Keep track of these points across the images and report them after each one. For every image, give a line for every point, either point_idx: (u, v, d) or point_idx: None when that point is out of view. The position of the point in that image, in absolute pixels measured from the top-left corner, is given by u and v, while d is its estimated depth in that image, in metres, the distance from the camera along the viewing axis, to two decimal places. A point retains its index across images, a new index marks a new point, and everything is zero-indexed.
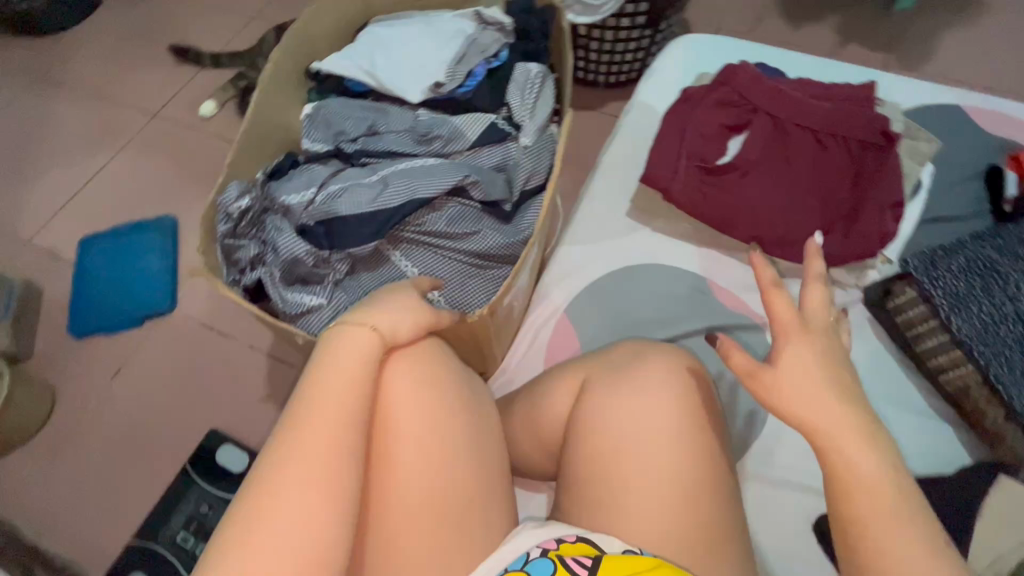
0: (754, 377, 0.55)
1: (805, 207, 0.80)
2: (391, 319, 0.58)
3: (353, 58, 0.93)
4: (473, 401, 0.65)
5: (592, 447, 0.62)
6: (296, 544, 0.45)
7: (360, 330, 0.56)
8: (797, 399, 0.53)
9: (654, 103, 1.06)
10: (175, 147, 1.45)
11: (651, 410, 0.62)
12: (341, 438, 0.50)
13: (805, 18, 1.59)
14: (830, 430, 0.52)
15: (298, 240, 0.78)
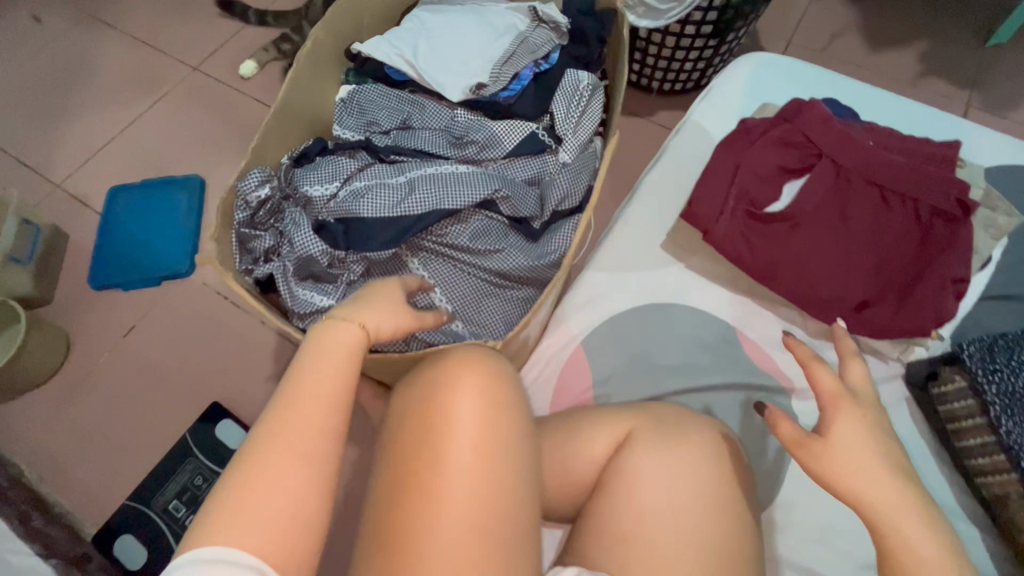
0: (804, 448, 0.55)
1: (857, 271, 0.73)
2: (377, 317, 0.56)
3: (394, 43, 0.88)
4: (513, 407, 0.59)
5: (635, 495, 0.60)
6: (272, 528, 0.43)
7: (346, 329, 0.53)
8: (855, 476, 0.52)
9: (707, 125, 0.98)
10: (212, 105, 1.43)
11: (684, 476, 0.61)
12: (328, 420, 0.48)
13: (888, 40, 1.46)
14: (884, 507, 0.50)
15: (314, 237, 0.75)
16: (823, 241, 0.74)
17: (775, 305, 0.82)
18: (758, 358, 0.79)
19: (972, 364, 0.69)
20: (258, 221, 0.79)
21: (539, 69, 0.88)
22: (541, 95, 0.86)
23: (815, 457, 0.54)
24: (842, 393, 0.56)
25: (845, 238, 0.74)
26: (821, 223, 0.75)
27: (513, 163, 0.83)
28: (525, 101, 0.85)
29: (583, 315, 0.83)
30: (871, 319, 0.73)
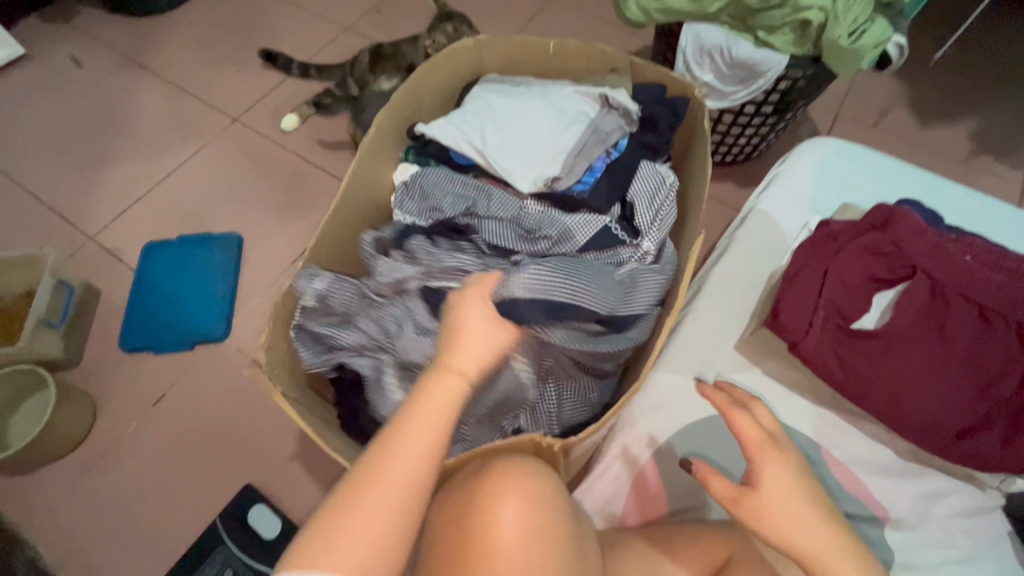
0: (738, 505, 0.54)
1: (960, 397, 0.68)
2: (476, 362, 0.55)
3: (460, 126, 0.85)
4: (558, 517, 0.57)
5: None
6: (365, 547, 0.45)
7: (447, 376, 0.53)
8: (779, 519, 0.52)
9: (775, 214, 0.95)
10: (252, 158, 1.40)
11: None
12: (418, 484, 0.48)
13: (938, 115, 1.44)
14: (816, 551, 0.52)
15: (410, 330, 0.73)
16: (922, 362, 0.69)
17: (860, 420, 0.77)
18: (847, 480, 0.74)
19: None
20: (334, 312, 0.76)
21: (610, 158, 0.85)
22: (612, 186, 0.83)
23: (749, 512, 0.53)
24: (765, 439, 0.55)
25: (945, 362, 0.69)
26: (919, 343, 0.70)
27: (603, 268, 0.73)
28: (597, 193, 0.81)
29: (656, 422, 0.78)
30: (976, 450, 0.68)
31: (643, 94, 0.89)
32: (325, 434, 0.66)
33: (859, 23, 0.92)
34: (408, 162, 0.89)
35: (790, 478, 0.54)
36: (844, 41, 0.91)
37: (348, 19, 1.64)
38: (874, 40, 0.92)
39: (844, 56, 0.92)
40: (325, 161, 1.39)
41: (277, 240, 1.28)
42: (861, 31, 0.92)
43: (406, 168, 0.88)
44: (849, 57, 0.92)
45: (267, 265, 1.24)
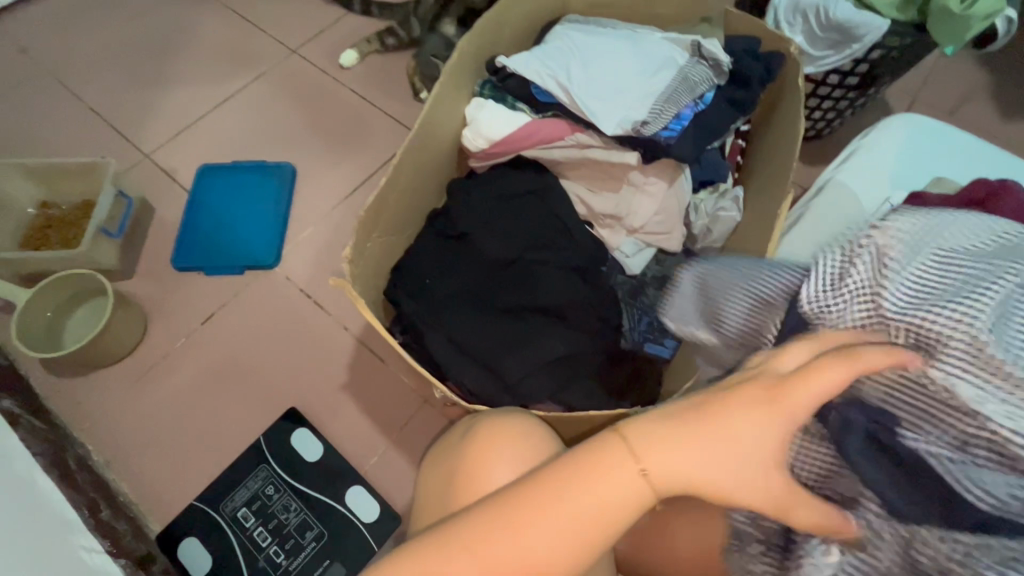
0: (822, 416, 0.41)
1: None
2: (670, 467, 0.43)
3: (545, 62, 0.82)
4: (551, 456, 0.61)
5: None
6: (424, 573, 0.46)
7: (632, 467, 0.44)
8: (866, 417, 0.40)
9: (855, 186, 0.91)
10: (308, 91, 1.39)
11: None
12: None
13: (1022, 110, 1.37)
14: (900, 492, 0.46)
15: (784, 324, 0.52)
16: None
17: None
18: None
19: None
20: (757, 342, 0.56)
21: (696, 108, 0.82)
22: (698, 140, 0.80)
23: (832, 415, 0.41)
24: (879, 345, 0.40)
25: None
26: None
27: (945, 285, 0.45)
28: (684, 142, 0.79)
29: None
30: None
31: (736, 46, 0.85)
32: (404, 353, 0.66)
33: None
34: (485, 96, 0.87)
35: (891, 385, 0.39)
36: (954, 9, 0.86)
37: None
38: (986, 10, 0.86)
39: (950, 25, 0.87)
40: (382, 100, 1.36)
41: (330, 175, 1.26)
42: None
43: (482, 103, 0.86)
44: (956, 25, 0.86)
45: (319, 199, 1.23)
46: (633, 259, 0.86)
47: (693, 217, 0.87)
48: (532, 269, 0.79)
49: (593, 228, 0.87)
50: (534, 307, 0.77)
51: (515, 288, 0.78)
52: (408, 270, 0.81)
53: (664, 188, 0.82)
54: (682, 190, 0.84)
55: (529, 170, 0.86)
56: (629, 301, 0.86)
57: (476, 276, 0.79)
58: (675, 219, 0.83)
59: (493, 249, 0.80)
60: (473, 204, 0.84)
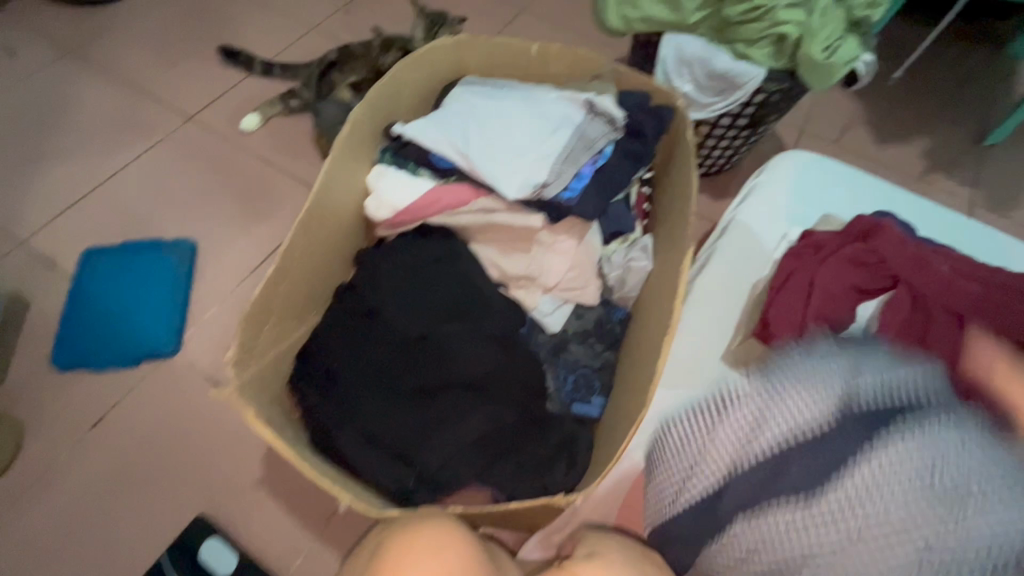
0: None
1: None
2: None
3: (443, 128, 0.81)
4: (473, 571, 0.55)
5: None
6: None
7: None
8: None
9: (755, 224, 0.94)
10: (207, 159, 1.31)
11: None
12: None
13: (894, 134, 1.51)
14: None
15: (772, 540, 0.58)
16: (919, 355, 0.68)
17: None
18: None
19: None
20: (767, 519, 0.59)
21: (596, 164, 0.83)
22: (600, 195, 0.81)
23: None
24: None
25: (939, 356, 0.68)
26: None
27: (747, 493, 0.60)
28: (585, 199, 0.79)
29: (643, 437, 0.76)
30: None
31: (628, 101, 0.88)
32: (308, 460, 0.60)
33: (830, 41, 0.94)
34: (385, 163, 0.85)
35: None
36: (817, 57, 0.93)
37: (312, 19, 1.59)
38: (844, 58, 0.94)
39: (818, 72, 0.94)
40: (289, 163, 1.31)
41: (235, 246, 1.19)
42: (833, 49, 0.94)
43: (382, 171, 0.84)
44: (823, 71, 0.94)
45: (224, 273, 1.15)
46: (552, 316, 0.85)
47: (606, 269, 0.87)
48: (446, 344, 0.76)
49: (507, 289, 0.85)
50: (452, 383, 0.73)
51: (430, 366, 0.74)
52: (314, 356, 0.75)
53: (574, 244, 0.82)
54: (593, 243, 0.84)
55: (437, 236, 0.84)
56: (551, 360, 0.84)
57: (388, 355, 0.74)
58: (589, 273, 0.83)
59: (404, 323, 0.77)
60: (381, 278, 0.81)
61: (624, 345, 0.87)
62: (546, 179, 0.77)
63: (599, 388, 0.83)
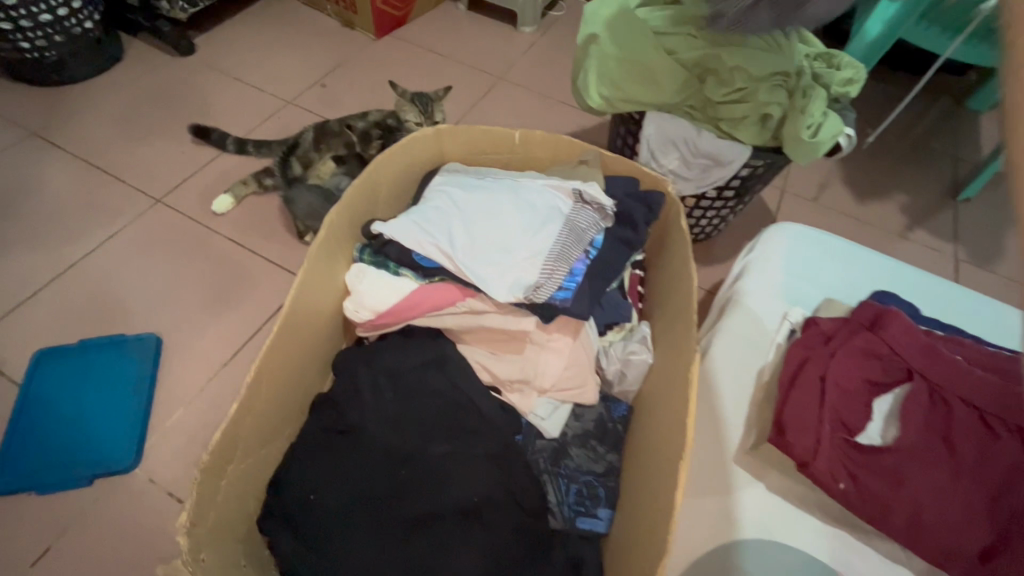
0: None
1: (980, 511, 0.63)
2: None
3: (425, 226, 0.77)
4: None
5: None
6: None
7: None
8: None
9: (754, 304, 0.91)
10: (176, 243, 1.25)
11: None
12: None
13: (871, 191, 1.54)
14: None
15: None
16: (903, 412, 0.69)
17: (872, 537, 0.70)
18: None
19: None
20: None
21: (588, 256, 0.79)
22: (592, 291, 0.77)
23: None
24: None
25: (919, 395, 0.69)
26: (929, 457, 0.66)
27: None
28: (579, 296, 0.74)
29: None
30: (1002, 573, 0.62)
31: (616, 188, 0.86)
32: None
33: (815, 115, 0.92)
34: (366, 263, 0.80)
35: None
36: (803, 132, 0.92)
37: (288, 94, 1.58)
38: (830, 133, 0.92)
39: (805, 147, 0.92)
40: (264, 245, 1.25)
41: (204, 339, 1.11)
42: (818, 125, 0.92)
43: (361, 272, 0.78)
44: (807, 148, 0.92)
45: (191, 370, 1.07)
46: (549, 421, 0.77)
47: (604, 362, 0.82)
48: (436, 465, 0.68)
49: (500, 393, 0.78)
50: (442, 514, 0.66)
51: (420, 492, 0.67)
52: (288, 488, 0.67)
53: (568, 343, 0.77)
54: (589, 337, 0.79)
55: (423, 339, 0.78)
56: (550, 469, 0.76)
57: (372, 482, 0.67)
58: (587, 371, 0.78)
59: (388, 445, 0.69)
60: (361, 390, 0.74)
61: (628, 444, 0.80)
62: (539, 278, 0.72)
63: (604, 498, 0.76)
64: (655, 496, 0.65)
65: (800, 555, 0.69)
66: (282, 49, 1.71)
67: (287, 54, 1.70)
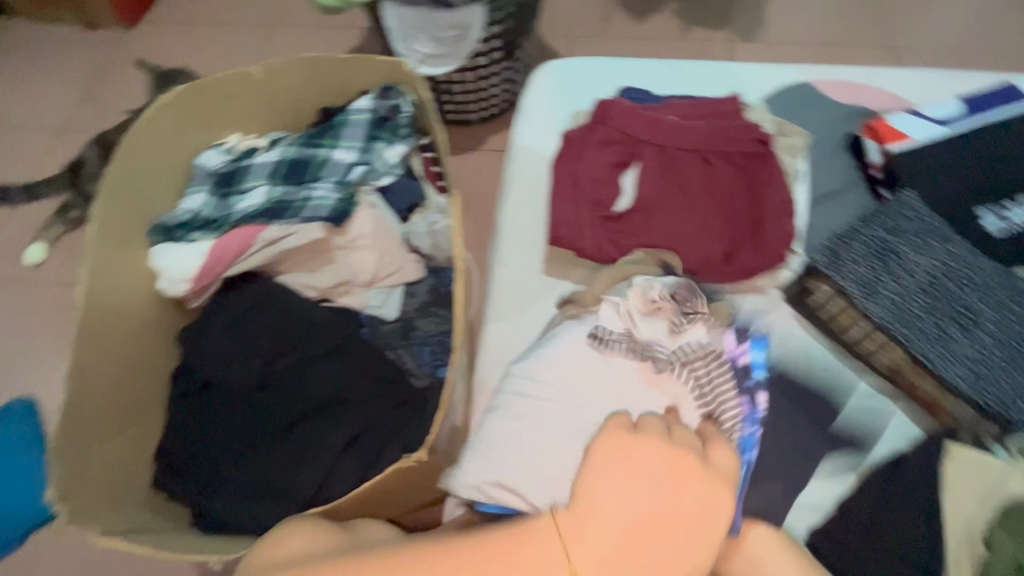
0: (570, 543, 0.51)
1: (714, 227, 0.80)
2: (585, 559, 0.50)
3: (199, 196, 0.91)
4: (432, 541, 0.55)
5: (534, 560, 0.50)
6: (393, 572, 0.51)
7: (542, 525, 0.53)
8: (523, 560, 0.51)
9: (534, 144, 1.00)
10: (9, 312, 1.22)
11: (618, 503, 0.53)
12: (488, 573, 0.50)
13: (646, 8, 1.64)
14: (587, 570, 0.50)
15: None
16: (638, 180, 0.83)
17: None
18: None
19: (827, 272, 0.77)
20: None
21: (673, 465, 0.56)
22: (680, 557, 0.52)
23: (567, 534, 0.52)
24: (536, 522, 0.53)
25: (646, 160, 0.83)
26: (667, 204, 0.81)
27: None
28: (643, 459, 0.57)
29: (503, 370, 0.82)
30: (740, 265, 0.80)
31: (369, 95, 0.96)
32: (181, 551, 0.62)
33: None
34: (213, 167, 0.93)
35: (629, 476, 0.55)
36: None
37: (57, 123, 1.47)
38: None
39: None
40: None
41: None
42: None
43: (163, 252, 0.83)
44: None
45: None
46: (386, 306, 0.88)
47: (416, 241, 0.91)
48: (287, 378, 0.79)
49: (332, 301, 0.88)
50: (306, 410, 0.77)
51: (281, 404, 0.77)
52: (169, 447, 0.77)
53: (369, 236, 0.85)
54: (388, 221, 0.88)
55: (242, 285, 0.85)
56: (402, 344, 0.88)
57: (239, 414, 0.77)
58: (400, 256, 0.88)
59: (241, 384, 0.78)
60: (203, 349, 0.81)
61: None
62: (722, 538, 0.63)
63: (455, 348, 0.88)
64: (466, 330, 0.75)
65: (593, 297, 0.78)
66: (29, 79, 1.56)
67: (37, 81, 1.55)
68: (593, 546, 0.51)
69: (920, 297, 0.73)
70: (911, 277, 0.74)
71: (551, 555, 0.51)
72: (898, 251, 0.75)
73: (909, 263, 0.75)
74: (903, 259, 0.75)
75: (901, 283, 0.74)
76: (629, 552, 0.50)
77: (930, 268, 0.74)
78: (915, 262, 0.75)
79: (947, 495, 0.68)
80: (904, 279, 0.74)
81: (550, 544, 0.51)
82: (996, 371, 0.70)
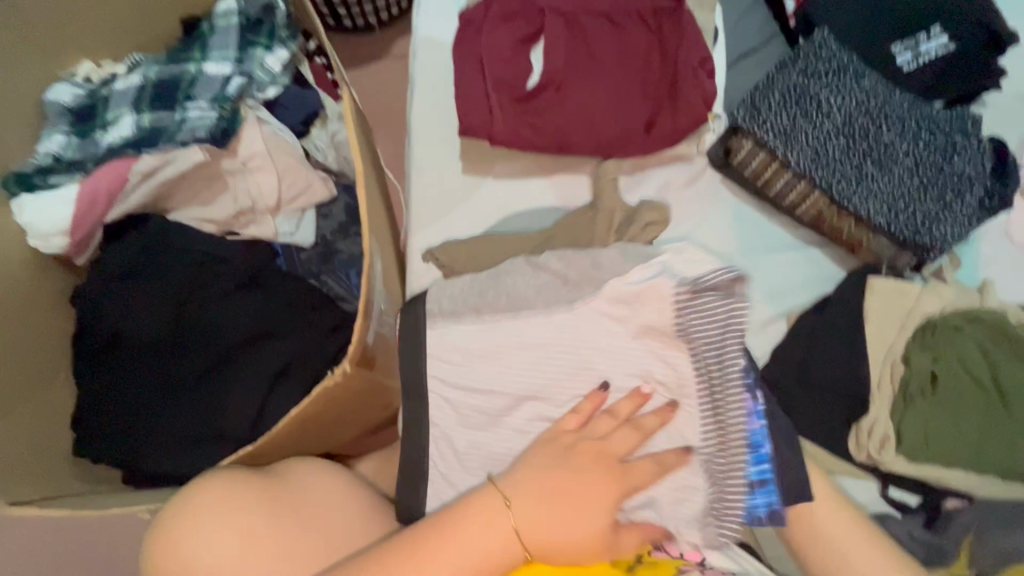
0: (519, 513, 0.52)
1: (631, 94, 0.76)
2: (534, 524, 0.51)
3: (54, 134, 0.77)
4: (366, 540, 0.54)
5: (487, 529, 0.51)
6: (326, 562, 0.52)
7: (491, 504, 0.52)
8: (470, 538, 0.51)
9: (435, 34, 0.90)
10: None
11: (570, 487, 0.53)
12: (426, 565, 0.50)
13: None
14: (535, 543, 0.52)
15: None
16: (548, 52, 0.76)
17: (583, 167, 0.82)
18: None
19: (748, 127, 0.75)
20: None
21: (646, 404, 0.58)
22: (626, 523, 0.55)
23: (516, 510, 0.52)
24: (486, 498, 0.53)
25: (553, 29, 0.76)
26: (579, 75, 0.76)
27: None
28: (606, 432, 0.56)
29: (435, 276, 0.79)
30: (661, 131, 0.77)
31: None
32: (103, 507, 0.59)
33: None
34: (65, 102, 0.79)
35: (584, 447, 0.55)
36: None
37: None
38: None
39: None
40: None
41: None
42: None
43: (25, 203, 0.71)
44: None
45: None
46: (300, 231, 0.82)
47: (321, 157, 0.85)
48: (200, 321, 0.72)
49: (238, 234, 0.80)
50: (230, 349, 0.72)
51: (201, 349, 0.72)
52: (84, 413, 0.71)
53: (265, 154, 0.77)
54: (286, 138, 0.80)
55: (129, 230, 0.76)
56: (325, 268, 0.82)
57: (155, 367, 0.71)
58: (307, 174, 0.80)
59: (147, 336, 0.71)
60: (96, 304, 0.72)
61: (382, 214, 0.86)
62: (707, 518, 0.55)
63: None
64: (379, 241, 0.70)
65: (544, 283, 0.62)
66: None
67: None
68: (531, 510, 0.51)
69: (838, 139, 0.73)
70: (829, 120, 0.73)
71: (499, 523, 0.51)
72: (815, 94, 0.73)
73: (826, 106, 0.73)
74: (821, 103, 0.73)
75: (818, 128, 0.73)
76: (579, 519, 0.52)
77: (847, 108, 0.73)
78: (832, 103, 0.73)
79: (868, 324, 0.71)
80: (822, 122, 0.73)
81: (489, 520, 0.51)
82: (910, 200, 0.72)
